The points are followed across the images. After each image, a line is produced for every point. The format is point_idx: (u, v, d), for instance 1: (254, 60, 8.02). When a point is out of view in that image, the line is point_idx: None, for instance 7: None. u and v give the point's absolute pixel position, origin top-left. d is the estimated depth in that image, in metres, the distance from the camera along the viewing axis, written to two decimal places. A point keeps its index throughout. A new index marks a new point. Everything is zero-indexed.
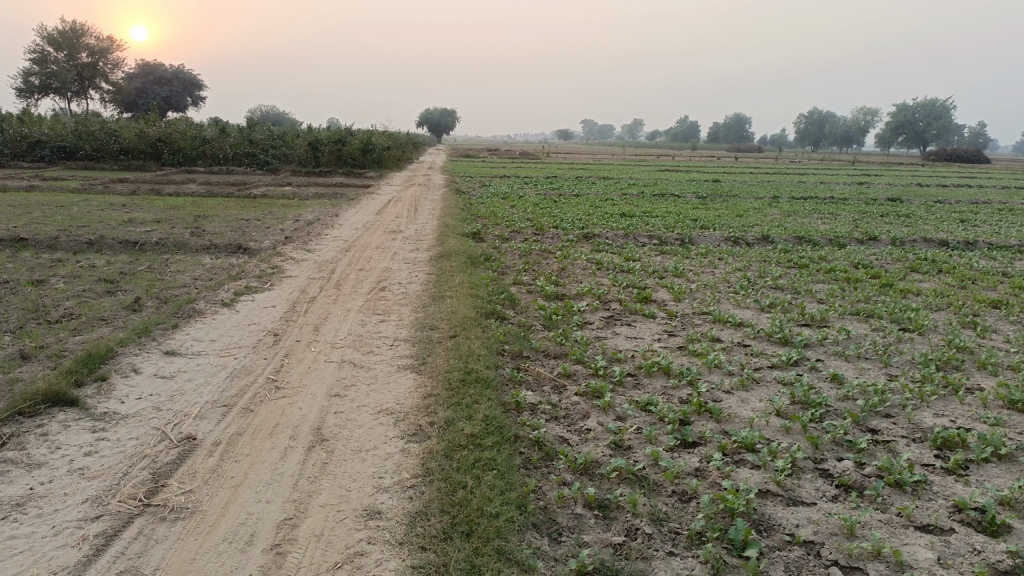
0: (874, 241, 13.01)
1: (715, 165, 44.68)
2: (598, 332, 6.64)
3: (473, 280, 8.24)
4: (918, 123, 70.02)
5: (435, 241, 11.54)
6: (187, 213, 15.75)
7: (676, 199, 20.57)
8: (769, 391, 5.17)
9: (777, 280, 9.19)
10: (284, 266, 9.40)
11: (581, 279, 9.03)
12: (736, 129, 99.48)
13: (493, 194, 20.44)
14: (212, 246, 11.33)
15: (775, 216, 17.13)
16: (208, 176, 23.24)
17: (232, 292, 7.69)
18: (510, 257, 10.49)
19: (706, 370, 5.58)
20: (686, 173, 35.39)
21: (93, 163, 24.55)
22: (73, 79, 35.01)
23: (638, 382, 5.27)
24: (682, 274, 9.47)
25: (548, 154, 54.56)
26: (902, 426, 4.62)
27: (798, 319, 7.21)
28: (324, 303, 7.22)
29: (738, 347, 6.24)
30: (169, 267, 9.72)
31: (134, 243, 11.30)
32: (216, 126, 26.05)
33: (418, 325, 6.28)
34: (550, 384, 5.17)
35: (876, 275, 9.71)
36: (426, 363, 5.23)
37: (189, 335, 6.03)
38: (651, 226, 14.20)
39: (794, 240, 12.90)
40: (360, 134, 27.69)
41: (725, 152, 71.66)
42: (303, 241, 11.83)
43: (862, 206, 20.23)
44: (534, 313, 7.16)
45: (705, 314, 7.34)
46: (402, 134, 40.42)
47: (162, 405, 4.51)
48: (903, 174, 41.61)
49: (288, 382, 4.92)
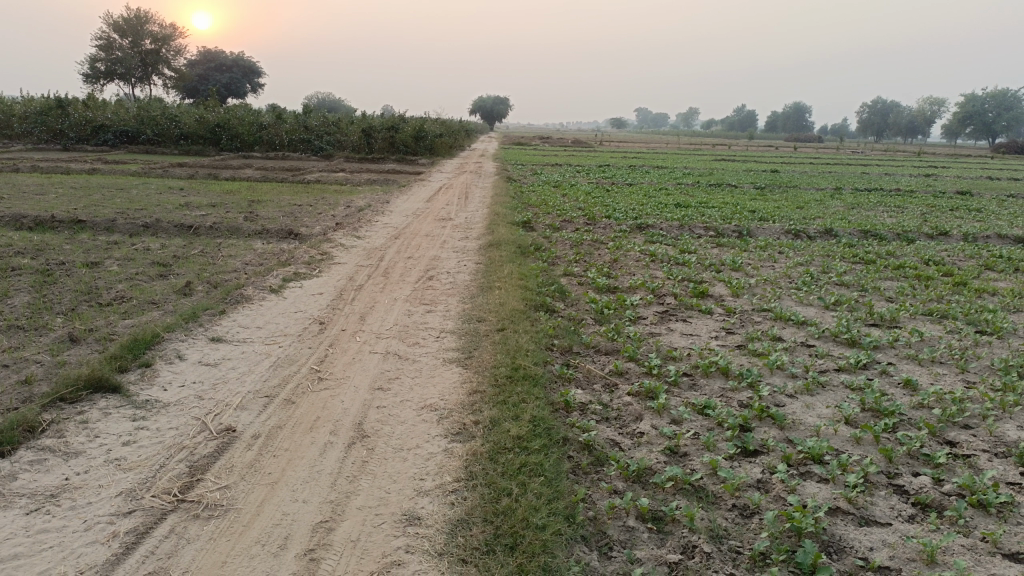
0: (944, 236, 12.37)
1: (773, 155, 43.53)
2: (652, 328, 6.37)
3: (523, 271, 8.03)
4: (988, 113, 67.10)
5: (485, 230, 11.36)
6: (241, 197, 15.89)
7: (733, 189, 20.02)
8: (836, 397, 4.85)
9: (841, 276, 8.75)
10: (333, 253, 9.33)
11: (634, 271, 8.75)
12: (795, 118, 96.94)
13: (545, 182, 20.19)
14: (264, 231, 11.36)
15: (837, 208, 16.48)
16: (264, 161, 23.50)
17: (281, 278, 7.63)
18: (561, 246, 10.25)
19: (767, 372, 5.28)
20: (742, 163, 34.52)
21: (154, 148, 25.07)
22: (137, 65, 35.88)
23: (695, 383, 5.00)
24: (740, 268, 9.10)
25: (600, 143, 53.95)
26: (984, 439, 4.26)
27: (865, 319, 6.81)
28: (371, 292, 7.10)
29: (801, 348, 5.90)
30: (220, 251, 9.75)
31: (188, 227, 11.40)
32: (272, 112, 26.33)
33: (465, 316, 6.10)
34: (601, 382, 4.95)
35: (948, 272, 9.18)
36: (473, 357, 5.05)
37: (235, 322, 5.96)
38: (708, 217, 13.78)
39: (859, 234, 12.35)
40: (413, 121, 27.68)
41: (783, 143, 69.89)
42: (353, 228, 11.78)
43: (930, 199, 19.36)
44: (585, 307, 6.92)
45: (765, 311, 7.00)
46: (454, 122, 40.39)
47: (204, 394, 4.42)
48: (973, 165, 39.85)
49: (331, 373, 4.79)
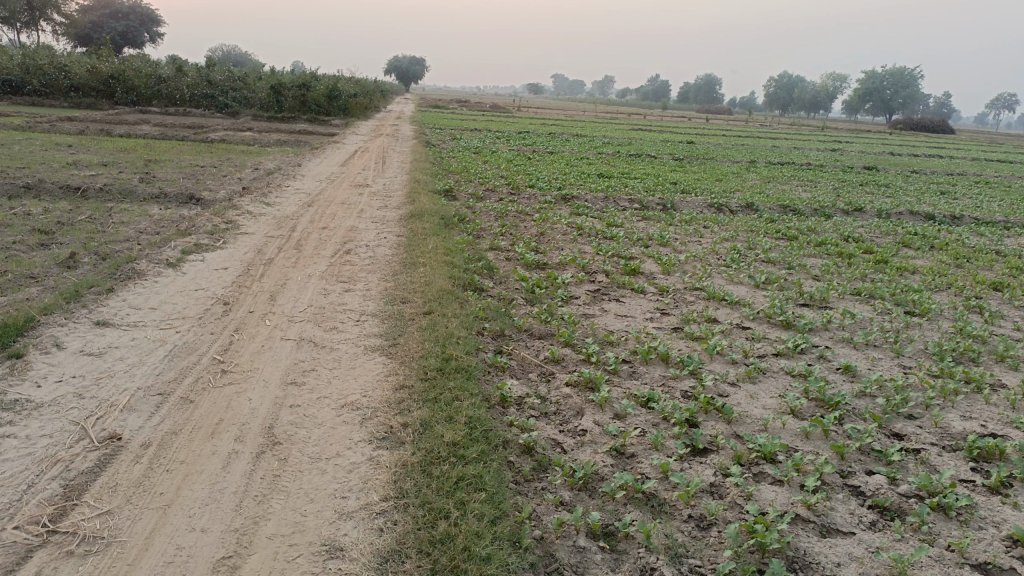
0: (859, 212, 12.58)
1: (689, 126, 44.05)
2: (585, 309, 6.06)
3: (447, 245, 7.57)
4: (885, 91, 70.08)
5: (405, 199, 10.79)
6: (137, 156, 14.69)
7: (652, 160, 19.99)
8: (779, 385, 4.67)
9: (768, 253, 8.67)
10: (239, 222, 8.61)
11: (562, 245, 8.44)
12: (707, 90, 98.66)
13: (464, 148, 19.61)
14: (162, 195, 10.44)
15: (754, 181, 16.65)
16: (164, 118, 21.95)
17: (179, 250, 6.92)
18: (484, 218, 9.84)
19: (707, 358, 5.05)
20: (659, 133, 34.71)
21: (40, 99, 23.03)
22: (22, 9, 32.99)
23: (635, 371, 4.72)
24: (668, 244, 8.90)
25: (519, 108, 53.28)
26: (930, 432, 4.15)
27: (797, 298, 6.71)
28: (282, 267, 6.51)
29: (738, 331, 5.71)
30: (112, 218, 8.85)
31: (75, 189, 10.35)
32: (173, 65, 24.61)
33: (387, 297, 5.62)
34: (536, 372, 4.60)
35: (869, 250, 9.25)
36: (398, 344, 4.61)
37: (126, 302, 5.30)
38: (631, 189, 13.60)
39: (779, 209, 12.40)
40: (326, 80, 26.47)
41: (697, 113, 71.13)
42: (262, 193, 10.99)
43: (840, 174, 19.84)
44: (515, 286, 6.54)
45: (697, 290, 6.80)
46: (370, 83, 39.02)
47: (85, 391, 3.83)
48: (875, 141, 41.45)
49: (237, 365, 4.25)
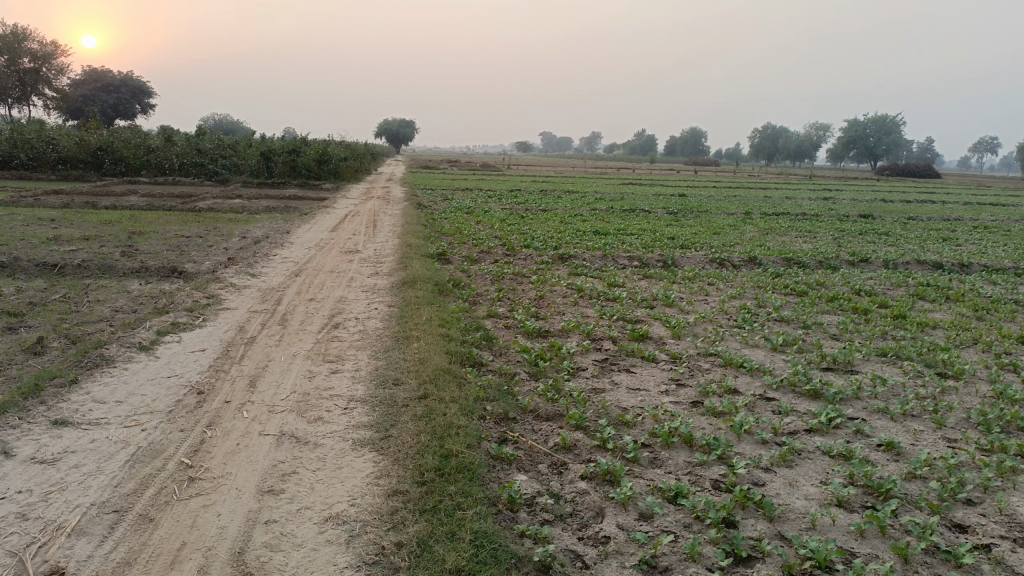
0: (865, 262, 12.23)
1: (678, 179, 44.30)
2: (594, 383, 5.57)
3: (443, 315, 7.13)
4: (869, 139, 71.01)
5: (397, 264, 10.37)
6: (122, 228, 14.32)
7: (647, 215, 19.77)
8: (819, 470, 4.18)
9: (780, 311, 8.25)
10: (222, 296, 8.16)
11: (563, 310, 8.01)
12: (693, 143, 99.96)
13: (457, 209, 19.34)
14: (143, 268, 10.01)
15: (752, 233, 16.37)
16: (152, 187, 21.70)
17: (155, 331, 6.45)
18: (480, 282, 9.44)
19: (735, 438, 4.56)
20: (651, 187, 34.76)
21: (27, 173, 22.76)
22: (14, 84, 33.11)
23: (656, 457, 4.22)
24: (674, 304, 8.48)
25: (509, 166, 53.58)
26: (998, 520, 3.65)
27: (819, 362, 6.25)
28: (264, 346, 6.03)
29: (762, 403, 5.22)
30: (88, 296, 8.38)
31: (53, 265, 9.91)
32: (162, 135, 24.50)
33: (378, 378, 5.14)
34: (546, 463, 4.11)
35: (884, 304, 8.85)
36: (390, 436, 4.11)
37: (89, 396, 4.80)
38: (629, 246, 13.27)
39: (782, 262, 12.04)
40: (316, 145, 26.43)
41: (685, 166, 71.77)
42: (248, 263, 10.58)
43: (837, 223, 19.60)
44: (516, 358, 6.07)
45: (712, 356, 6.34)
46: (361, 146, 39.14)
47: (30, 511, 3.30)
48: (865, 188, 41.61)
49: (207, 470, 3.73)
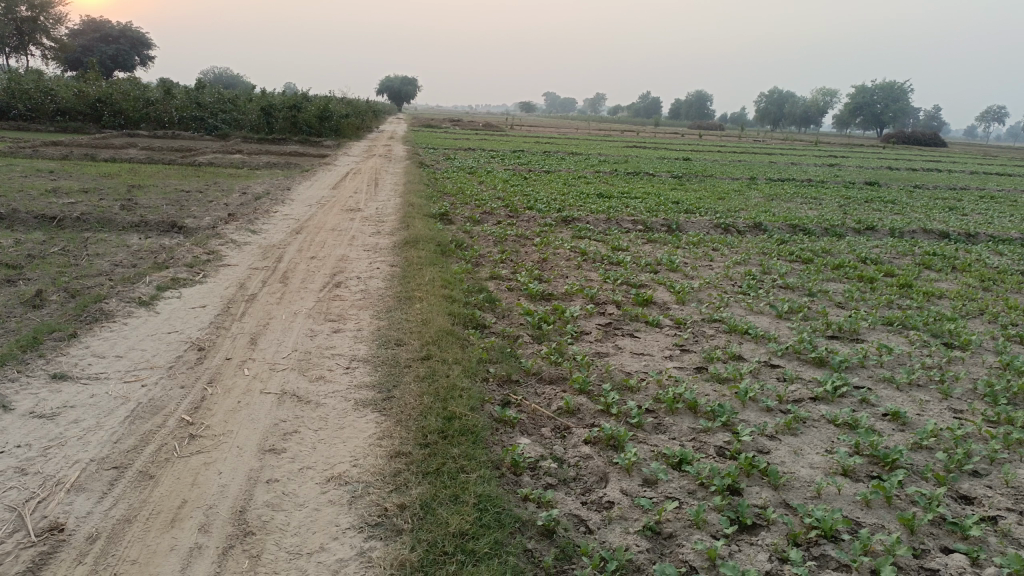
0: (871, 230, 12.12)
1: (683, 143, 43.87)
2: (598, 347, 5.52)
3: (446, 275, 7.06)
4: (876, 106, 70.21)
5: (399, 224, 10.27)
6: (121, 182, 14.16)
7: (651, 178, 19.58)
8: (824, 438, 4.15)
9: (785, 277, 8.18)
10: (222, 252, 8.08)
11: (567, 273, 7.93)
12: (698, 106, 98.86)
13: (460, 168, 19.15)
14: (143, 223, 9.91)
15: (757, 199, 16.23)
16: (151, 141, 21.45)
17: (154, 286, 6.38)
18: (483, 243, 9.35)
19: (739, 405, 4.53)
20: (655, 150, 34.42)
21: (25, 124, 22.48)
22: (10, 33, 32.53)
23: (660, 423, 4.18)
24: (679, 269, 8.41)
25: (512, 127, 53.03)
26: (1003, 493, 3.63)
27: (824, 330, 6.20)
28: (265, 304, 5.98)
29: (767, 371, 5.18)
30: (87, 249, 8.29)
31: (52, 218, 9.81)
32: (162, 88, 24.15)
33: (381, 338, 5.08)
34: (550, 427, 4.07)
35: (890, 273, 8.77)
36: (392, 397, 4.07)
37: (88, 351, 4.75)
38: (633, 209, 13.14)
39: (788, 229, 11.94)
40: (318, 101, 26.07)
41: (690, 130, 71.03)
42: (248, 220, 10.47)
43: (842, 190, 19.42)
44: (519, 321, 6.01)
45: (717, 322, 6.28)
46: (363, 103, 38.66)
47: (29, 465, 3.26)
48: (871, 155, 41.22)
49: (207, 428, 3.70)
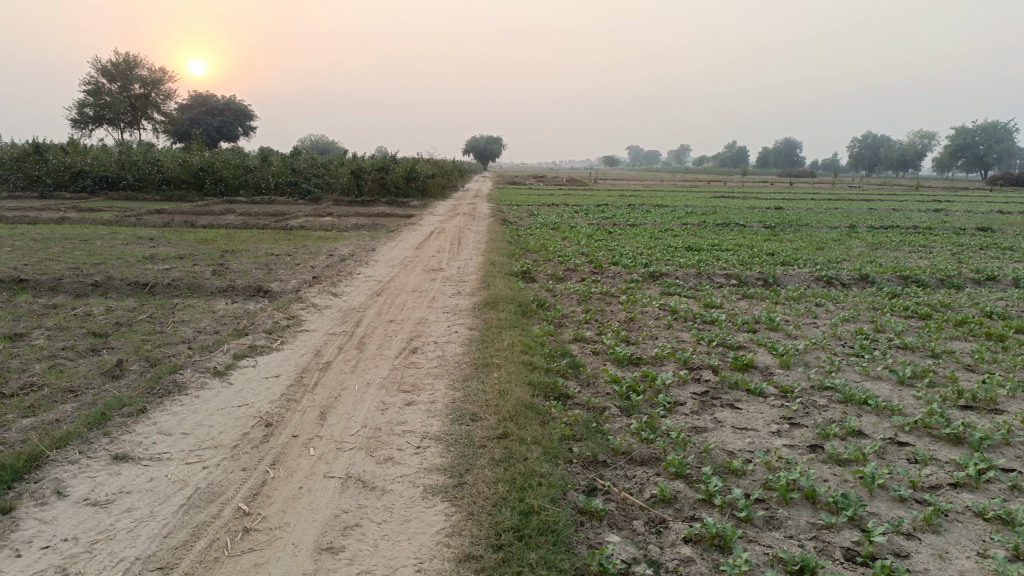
0: (992, 281, 11.08)
1: (773, 191, 42.62)
2: (694, 420, 4.97)
3: (527, 339, 6.66)
4: (980, 147, 66.77)
5: (480, 283, 10.02)
6: (215, 247, 14.57)
7: (742, 229, 18.86)
8: (973, 536, 3.48)
9: (901, 336, 7.42)
10: (302, 317, 7.98)
11: (656, 334, 7.42)
12: (787, 155, 96.64)
13: (543, 224, 18.96)
14: (230, 287, 10.02)
15: (859, 248, 15.27)
16: (248, 206, 22.25)
17: (230, 355, 6.25)
18: (567, 302, 8.97)
19: (866, 494, 3.91)
20: (745, 200, 33.47)
21: (133, 195, 23.78)
22: (126, 109, 34.86)
23: (773, 518, 3.61)
24: (780, 328, 7.77)
25: (596, 181, 52.96)
26: None
27: (956, 399, 5.45)
28: (339, 373, 5.72)
29: (894, 451, 4.52)
30: (173, 316, 8.35)
31: (144, 284, 10.03)
32: (258, 156, 25.17)
33: (455, 412, 4.70)
34: (643, 519, 3.57)
35: (1022, 329, 7.85)
36: (465, 484, 3.66)
37: (155, 428, 4.57)
38: (725, 262, 12.50)
39: (897, 280, 11.05)
40: (405, 162, 26.61)
41: (780, 178, 69.21)
42: (331, 282, 10.45)
43: (953, 237, 18.13)
44: (605, 389, 5.53)
45: (828, 390, 5.63)
46: (449, 163, 39.39)
47: (71, 564, 3.01)
48: (979, 199, 38.89)
49: (264, 520, 3.38)
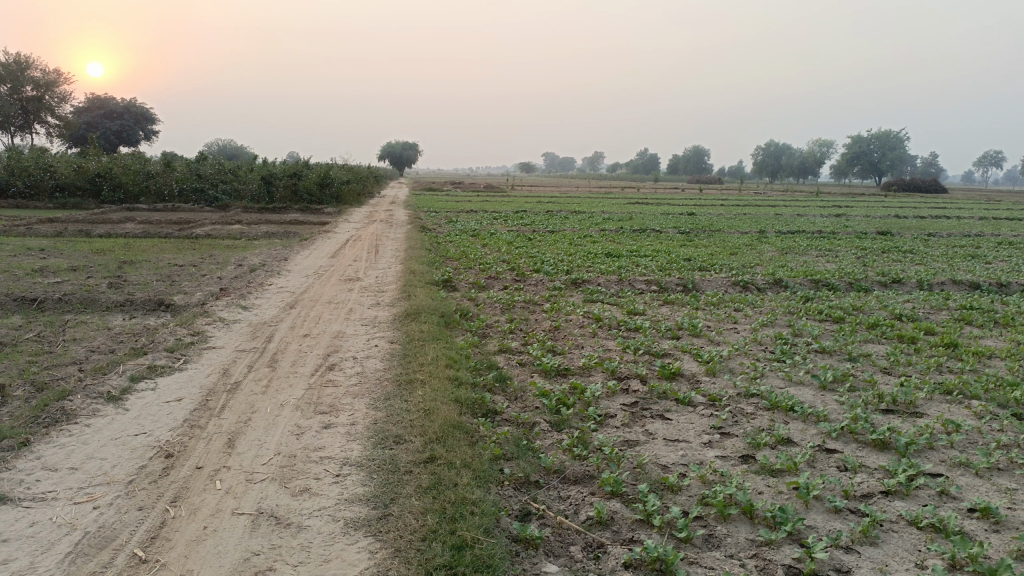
0: (898, 283, 11.51)
1: (685, 197, 43.71)
2: (626, 434, 4.84)
3: (451, 352, 6.40)
4: (874, 155, 70.44)
5: (400, 293, 9.70)
6: (113, 258, 13.68)
7: (659, 234, 19.12)
8: (909, 547, 3.45)
9: (820, 340, 7.53)
10: (209, 332, 7.47)
11: (582, 343, 7.29)
12: (696, 162, 99.59)
13: (462, 231, 18.72)
14: (129, 301, 9.35)
15: (771, 253, 15.68)
16: (150, 214, 21.11)
17: (128, 377, 5.74)
18: (490, 311, 8.75)
19: (802, 507, 3.83)
20: (660, 206, 34.14)
21: (23, 202, 22.23)
22: (16, 113, 32.66)
23: (713, 536, 3.49)
24: (703, 334, 7.77)
25: (513, 187, 53.10)
26: None
27: (878, 403, 5.51)
28: (249, 395, 5.32)
29: (825, 460, 4.49)
30: (65, 334, 7.68)
31: (32, 300, 9.26)
32: (161, 161, 23.97)
33: (377, 435, 4.41)
34: (580, 545, 3.38)
35: (930, 330, 8.11)
36: (389, 516, 3.39)
37: (38, 463, 4.09)
38: (644, 268, 12.56)
39: (810, 284, 11.34)
40: (318, 168, 25.88)
41: (690, 184, 71.13)
42: (241, 294, 9.91)
43: (856, 241, 18.89)
44: (534, 404, 5.34)
45: (756, 397, 5.61)
46: (364, 169, 38.65)
47: None
48: (876, 204, 40.92)
49: (163, 567, 3.02)
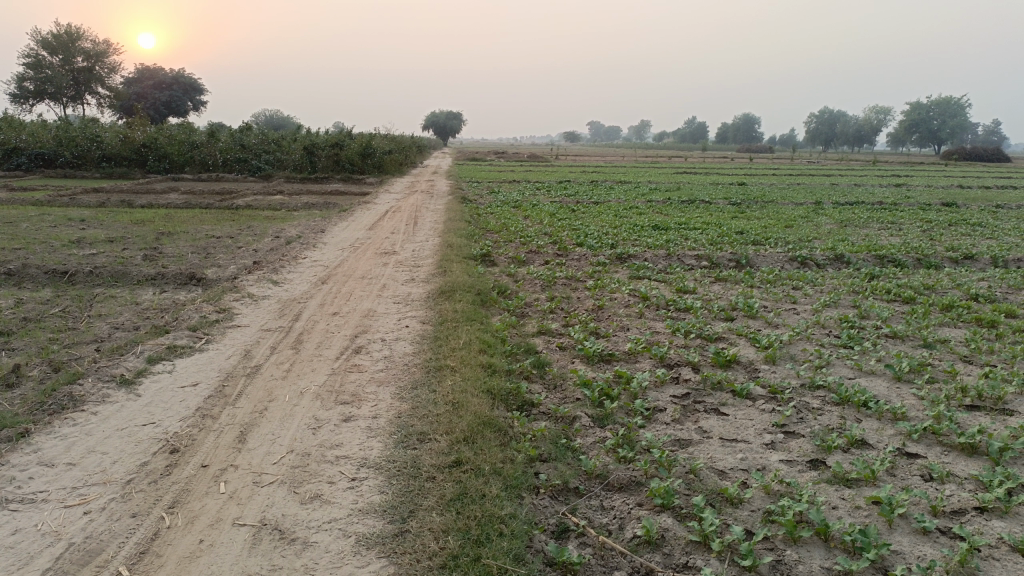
0: (970, 260, 10.68)
1: (735, 167, 42.39)
2: (677, 432, 4.34)
3: (485, 335, 5.95)
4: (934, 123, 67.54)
5: (436, 268, 9.27)
6: (151, 229, 13.54)
7: (709, 206, 18.34)
8: None
9: (889, 324, 6.89)
10: (236, 310, 7.15)
11: (629, 324, 6.78)
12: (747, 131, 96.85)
13: (504, 202, 18.19)
14: (160, 275, 9.12)
15: (829, 226, 14.84)
16: (193, 184, 21.05)
17: (144, 358, 5.42)
18: (529, 289, 8.28)
19: (885, 527, 3.30)
20: (710, 175, 33.10)
21: (71, 171, 22.39)
22: (69, 84, 33.04)
23: (781, 563, 2.99)
24: (759, 315, 7.18)
25: (558, 157, 52.19)
26: None
27: (961, 399, 4.90)
28: (268, 380, 4.95)
29: (907, 467, 3.93)
30: (91, 310, 7.44)
31: (64, 273, 9.07)
32: (205, 131, 23.87)
33: (400, 432, 3.99)
34: (625, 571, 2.92)
35: (1010, 313, 7.38)
36: (406, 536, 2.97)
37: (34, 457, 3.77)
38: (694, 242, 11.91)
39: (873, 260, 10.59)
40: (360, 138, 25.53)
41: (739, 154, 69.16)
42: (274, 268, 9.60)
43: (919, 213, 17.85)
44: (574, 394, 4.87)
45: (822, 391, 5.04)
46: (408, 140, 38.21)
47: None
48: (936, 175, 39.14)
49: None
